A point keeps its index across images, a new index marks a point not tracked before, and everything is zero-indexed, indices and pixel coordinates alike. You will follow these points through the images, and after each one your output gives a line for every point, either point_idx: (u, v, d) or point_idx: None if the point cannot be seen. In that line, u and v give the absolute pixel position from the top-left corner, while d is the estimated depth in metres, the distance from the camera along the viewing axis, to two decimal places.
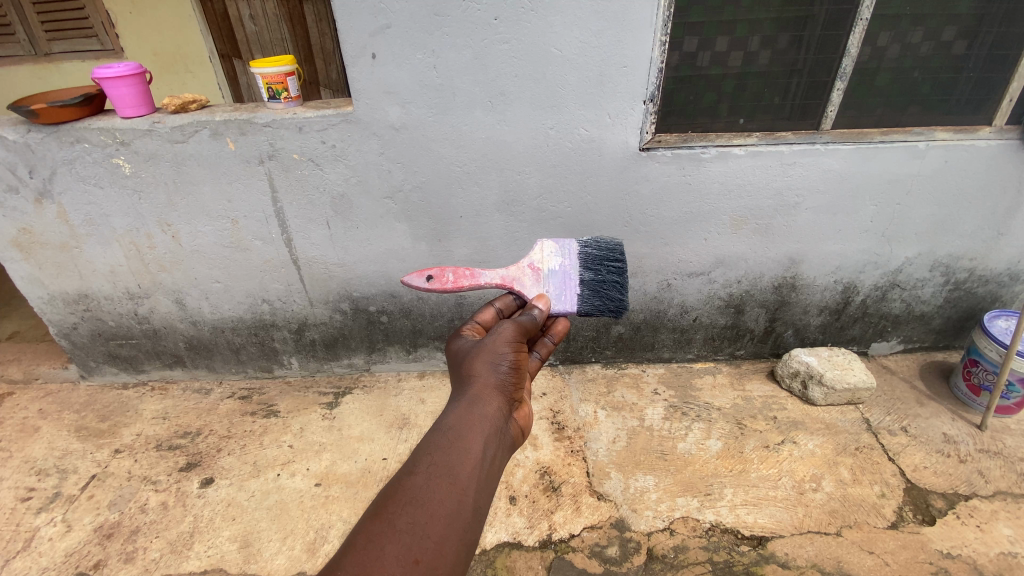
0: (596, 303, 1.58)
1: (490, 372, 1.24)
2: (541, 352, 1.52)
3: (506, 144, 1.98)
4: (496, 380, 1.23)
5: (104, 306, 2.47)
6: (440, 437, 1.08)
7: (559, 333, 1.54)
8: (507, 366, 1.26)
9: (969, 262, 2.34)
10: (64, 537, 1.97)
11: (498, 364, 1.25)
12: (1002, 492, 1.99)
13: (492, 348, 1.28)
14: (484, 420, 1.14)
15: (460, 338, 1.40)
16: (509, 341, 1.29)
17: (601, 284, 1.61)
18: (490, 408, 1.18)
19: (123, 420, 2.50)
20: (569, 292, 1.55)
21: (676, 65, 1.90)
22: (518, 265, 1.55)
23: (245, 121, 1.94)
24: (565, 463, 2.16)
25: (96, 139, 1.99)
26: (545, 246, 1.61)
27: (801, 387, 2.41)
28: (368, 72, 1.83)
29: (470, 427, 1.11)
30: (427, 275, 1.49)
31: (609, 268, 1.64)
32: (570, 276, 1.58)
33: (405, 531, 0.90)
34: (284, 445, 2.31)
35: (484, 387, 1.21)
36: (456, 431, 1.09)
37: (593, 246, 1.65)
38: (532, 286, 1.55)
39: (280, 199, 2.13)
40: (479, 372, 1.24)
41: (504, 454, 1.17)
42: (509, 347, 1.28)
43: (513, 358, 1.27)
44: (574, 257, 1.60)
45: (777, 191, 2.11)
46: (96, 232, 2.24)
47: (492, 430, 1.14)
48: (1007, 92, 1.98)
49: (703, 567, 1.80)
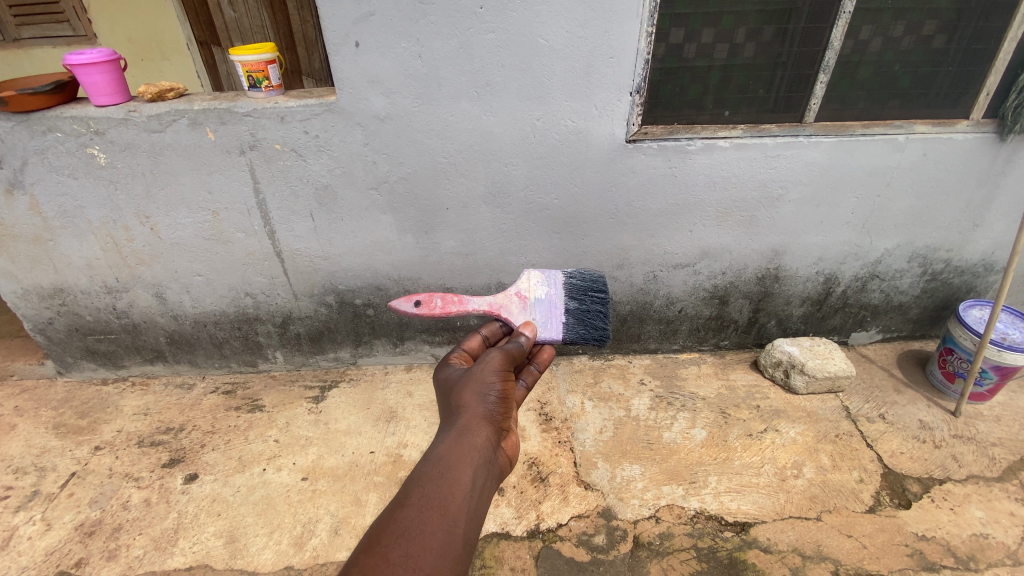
0: (581, 331, 1.60)
1: (478, 402, 1.26)
2: (527, 379, 1.55)
3: (492, 135, 1.97)
4: (485, 410, 1.25)
5: (80, 301, 2.41)
6: (430, 469, 1.09)
7: (544, 360, 1.58)
8: (495, 396, 1.27)
9: (946, 253, 2.39)
10: (45, 536, 1.93)
11: (485, 394, 1.27)
12: (975, 476, 2.05)
13: (480, 378, 1.29)
14: (473, 450, 1.15)
15: (447, 367, 1.41)
16: (496, 370, 1.31)
17: (585, 312, 1.64)
18: (479, 438, 1.19)
19: (102, 417, 2.45)
20: (555, 320, 1.59)
21: (662, 56, 1.90)
22: (505, 293, 1.60)
23: (225, 110, 1.90)
24: (552, 454, 2.17)
25: (69, 128, 1.93)
26: (532, 276, 1.65)
27: (783, 376, 2.46)
28: (351, 61, 1.80)
29: (461, 457, 1.13)
30: (415, 300, 1.53)
31: (593, 297, 1.68)
32: (556, 305, 1.62)
33: (398, 565, 0.90)
34: (269, 439, 2.29)
35: (473, 417, 1.22)
36: (445, 462, 1.10)
37: (577, 276, 1.70)
38: (518, 313, 1.59)
39: (261, 190, 2.09)
40: (468, 402, 1.25)
41: (493, 484, 1.17)
42: (498, 375, 1.30)
43: (501, 388, 1.29)
44: (560, 286, 1.64)
45: (761, 183, 2.13)
46: (70, 224, 2.17)
47: (481, 461, 1.15)
48: (984, 87, 2.02)
49: (687, 553, 1.83)
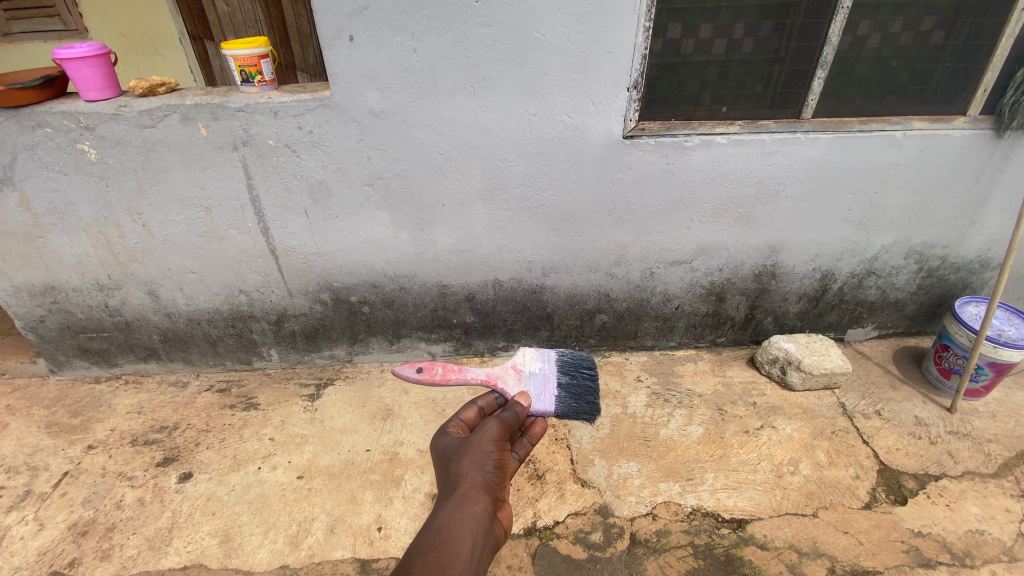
0: (573, 405, 1.74)
1: (477, 470, 1.28)
2: (519, 452, 1.56)
3: (488, 131, 1.95)
4: (482, 479, 1.27)
5: (72, 299, 2.39)
6: (431, 539, 1.10)
7: (536, 434, 1.61)
8: (492, 465, 1.31)
9: (942, 250, 2.39)
10: (38, 535, 1.92)
11: (484, 464, 1.30)
12: (971, 473, 2.05)
13: (478, 448, 1.33)
14: (472, 520, 1.16)
15: (445, 435, 1.44)
16: (494, 440, 1.36)
17: (577, 388, 1.80)
18: (479, 507, 1.20)
19: (96, 415, 2.43)
20: (548, 392, 1.73)
21: (660, 51, 1.89)
22: (502, 364, 1.74)
23: (217, 105, 1.88)
24: (549, 452, 2.17)
25: (59, 123, 1.91)
26: (527, 352, 1.82)
27: (780, 373, 2.45)
28: (344, 55, 1.78)
29: (461, 526, 1.14)
30: (417, 367, 1.68)
31: (583, 374, 1.85)
32: (549, 378, 1.76)
33: None
34: (264, 437, 2.28)
35: (472, 485, 1.25)
36: (446, 531, 1.12)
37: (567, 355, 1.88)
38: (514, 384, 1.71)
39: (254, 187, 2.07)
40: (467, 470, 1.27)
41: (490, 554, 1.18)
42: (494, 445, 1.35)
43: (497, 458, 1.33)
44: (552, 362, 1.81)
45: (758, 179, 2.12)
46: (61, 221, 2.14)
47: (480, 529, 1.16)
48: (982, 83, 2.01)
49: (684, 550, 1.83)
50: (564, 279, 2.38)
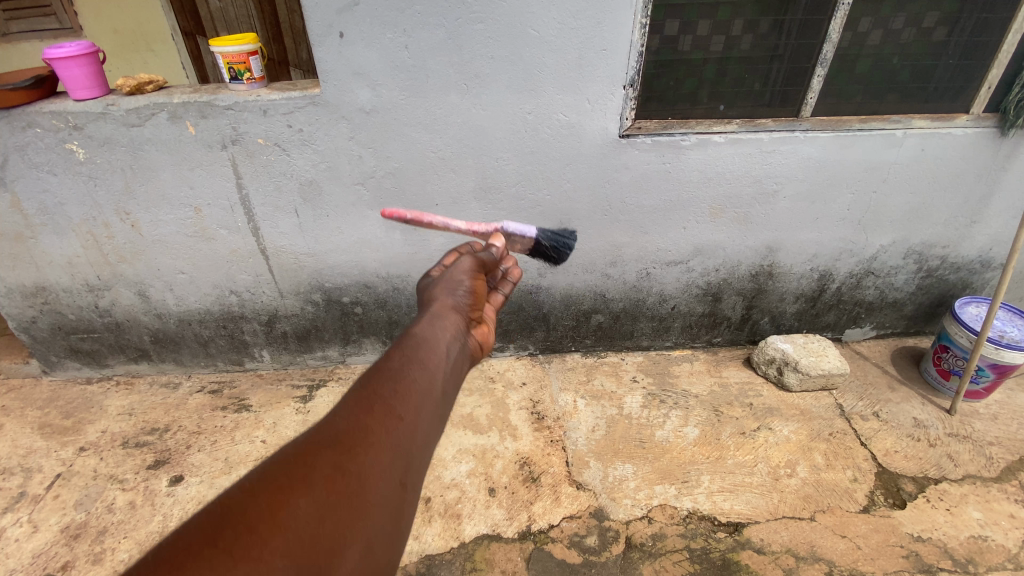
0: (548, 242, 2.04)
1: (449, 292, 1.27)
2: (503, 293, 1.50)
3: (482, 129, 1.92)
4: (454, 301, 1.24)
5: (62, 299, 2.35)
6: (407, 338, 1.08)
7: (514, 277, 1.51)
8: (464, 287, 1.29)
9: (941, 249, 2.37)
10: (29, 538, 1.89)
11: (456, 286, 1.29)
12: (971, 476, 2.04)
13: (449, 275, 1.33)
14: (447, 325, 1.15)
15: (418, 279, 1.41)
16: (466, 268, 1.36)
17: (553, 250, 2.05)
18: (451, 317, 1.19)
19: (87, 417, 2.40)
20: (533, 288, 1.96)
21: (657, 48, 1.85)
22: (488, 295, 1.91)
23: (205, 103, 1.84)
24: (544, 454, 2.14)
25: (48, 123, 1.87)
26: None
27: (776, 373, 2.43)
28: (335, 52, 1.74)
29: (434, 334, 1.11)
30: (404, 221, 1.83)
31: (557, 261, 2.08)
32: None
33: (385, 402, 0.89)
34: (256, 440, 2.25)
35: (444, 303, 1.23)
36: (422, 331, 1.10)
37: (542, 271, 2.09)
38: None
39: (244, 186, 2.03)
40: (438, 293, 1.26)
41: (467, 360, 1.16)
42: (466, 274, 1.34)
43: (469, 280, 1.32)
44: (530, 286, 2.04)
45: (756, 179, 2.09)
46: (51, 221, 2.11)
47: (455, 334, 1.15)
48: (985, 80, 1.98)
49: (681, 554, 1.81)
50: (559, 280, 2.35)
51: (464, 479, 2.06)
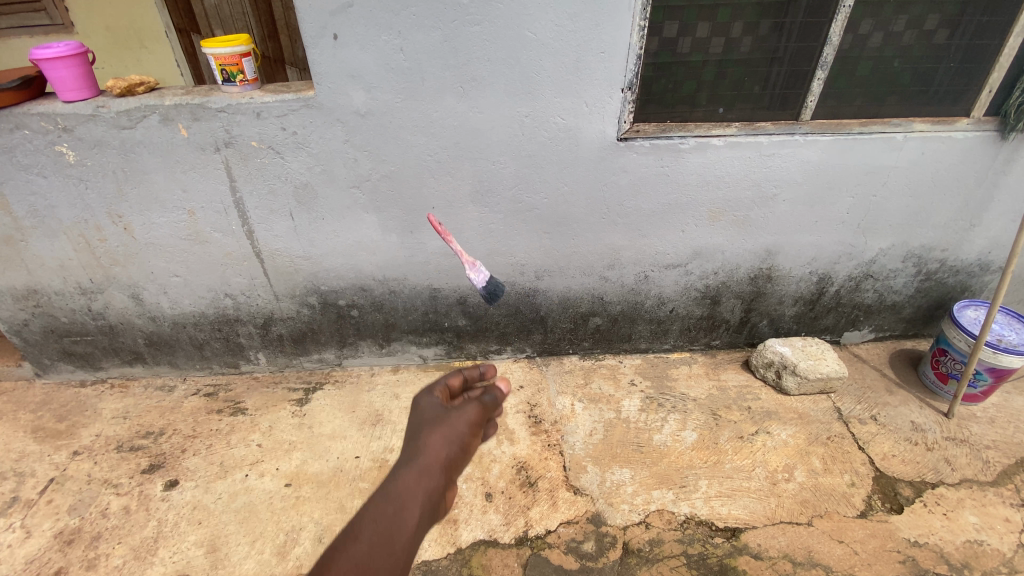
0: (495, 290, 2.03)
1: (443, 446, 1.16)
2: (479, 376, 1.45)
3: (479, 133, 1.90)
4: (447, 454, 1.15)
5: (55, 302, 2.33)
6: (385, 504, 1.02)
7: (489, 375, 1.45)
8: (461, 443, 1.17)
9: (941, 253, 2.36)
10: (23, 544, 1.88)
11: (454, 442, 1.17)
12: (968, 480, 2.03)
13: (451, 424, 1.20)
14: (425, 492, 1.07)
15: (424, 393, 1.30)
16: (471, 423, 1.22)
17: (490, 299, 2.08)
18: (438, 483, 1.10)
19: (81, 420, 2.38)
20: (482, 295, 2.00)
21: (655, 50, 1.83)
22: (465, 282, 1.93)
23: (197, 105, 1.82)
24: (542, 458, 2.13)
25: (37, 125, 1.84)
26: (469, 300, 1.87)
27: (775, 376, 2.42)
28: (330, 54, 1.72)
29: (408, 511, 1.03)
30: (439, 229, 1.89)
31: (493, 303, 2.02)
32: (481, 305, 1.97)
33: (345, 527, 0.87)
34: (252, 444, 2.23)
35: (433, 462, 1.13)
36: (399, 500, 1.02)
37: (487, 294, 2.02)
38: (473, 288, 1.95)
39: (238, 189, 2.01)
40: (433, 444, 1.15)
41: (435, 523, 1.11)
42: (468, 427, 1.21)
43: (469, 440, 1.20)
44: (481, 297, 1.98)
45: (755, 182, 2.08)
46: (42, 224, 2.08)
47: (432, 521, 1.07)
48: (986, 83, 1.97)
49: (678, 560, 1.81)
50: (556, 283, 2.34)
51: (461, 484, 2.04)
